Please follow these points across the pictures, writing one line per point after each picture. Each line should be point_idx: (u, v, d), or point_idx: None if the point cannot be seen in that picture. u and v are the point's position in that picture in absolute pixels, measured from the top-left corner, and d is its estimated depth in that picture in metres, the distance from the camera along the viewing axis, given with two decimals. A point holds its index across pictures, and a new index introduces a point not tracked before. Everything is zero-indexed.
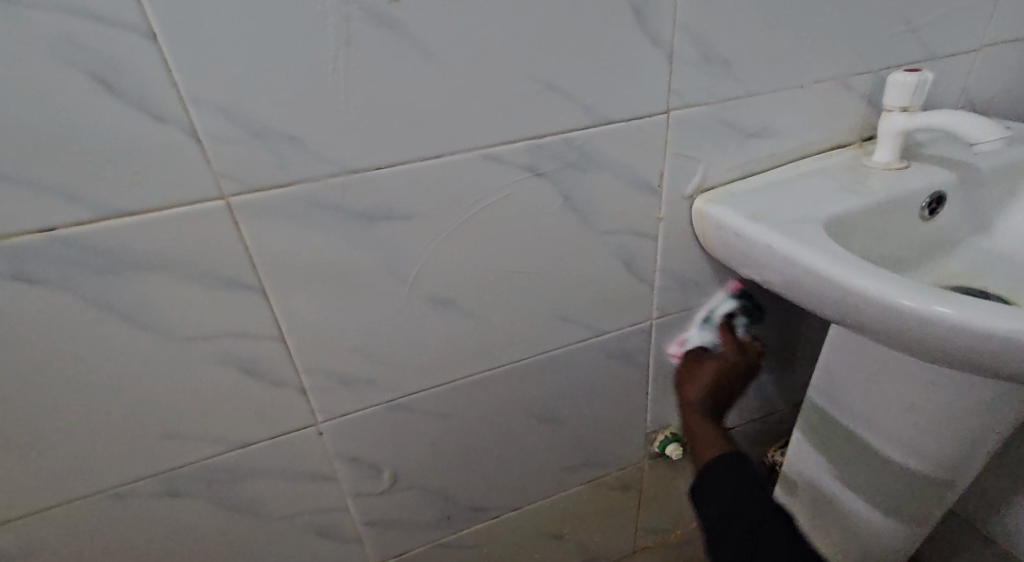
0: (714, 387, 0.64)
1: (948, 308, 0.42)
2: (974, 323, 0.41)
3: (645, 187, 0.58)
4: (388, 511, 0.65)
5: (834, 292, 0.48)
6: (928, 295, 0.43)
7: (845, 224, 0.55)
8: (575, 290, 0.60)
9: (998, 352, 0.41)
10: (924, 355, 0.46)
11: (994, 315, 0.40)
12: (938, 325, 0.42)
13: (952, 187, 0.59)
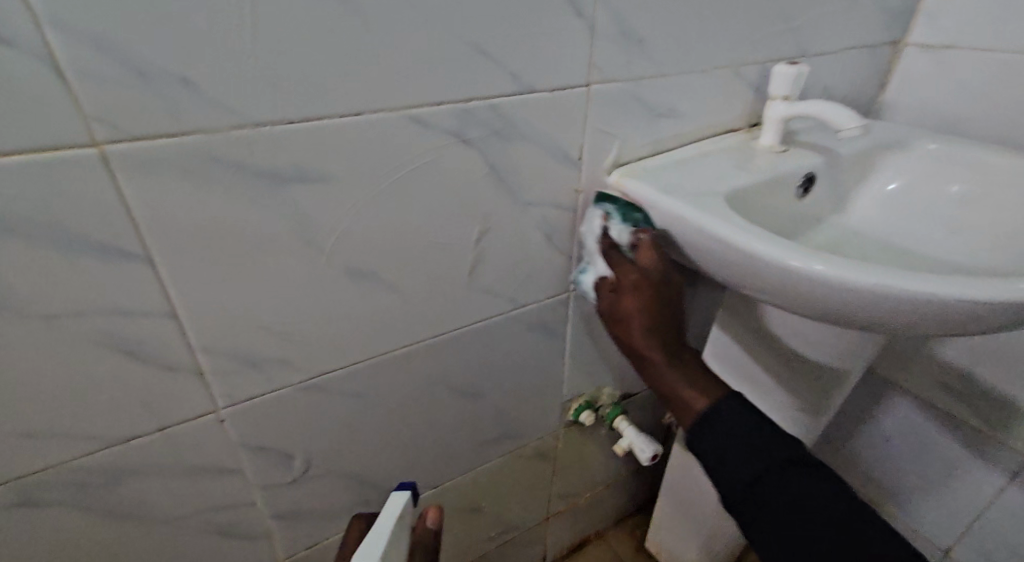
0: (642, 311, 0.57)
1: (823, 265, 0.48)
2: (843, 278, 0.47)
3: (565, 158, 0.59)
4: (302, 500, 0.61)
5: (731, 255, 0.53)
6: (806, 255, 0.48)
7: (739, 198, 0.61)
8: (497, 263, 0.60)
9: (860, 303, 0.48)
10: (802, 309, 0.53)
11: (857, 271, 0.47)
12: (815, 281, 0.48)
13: (821, 169, 0.67)
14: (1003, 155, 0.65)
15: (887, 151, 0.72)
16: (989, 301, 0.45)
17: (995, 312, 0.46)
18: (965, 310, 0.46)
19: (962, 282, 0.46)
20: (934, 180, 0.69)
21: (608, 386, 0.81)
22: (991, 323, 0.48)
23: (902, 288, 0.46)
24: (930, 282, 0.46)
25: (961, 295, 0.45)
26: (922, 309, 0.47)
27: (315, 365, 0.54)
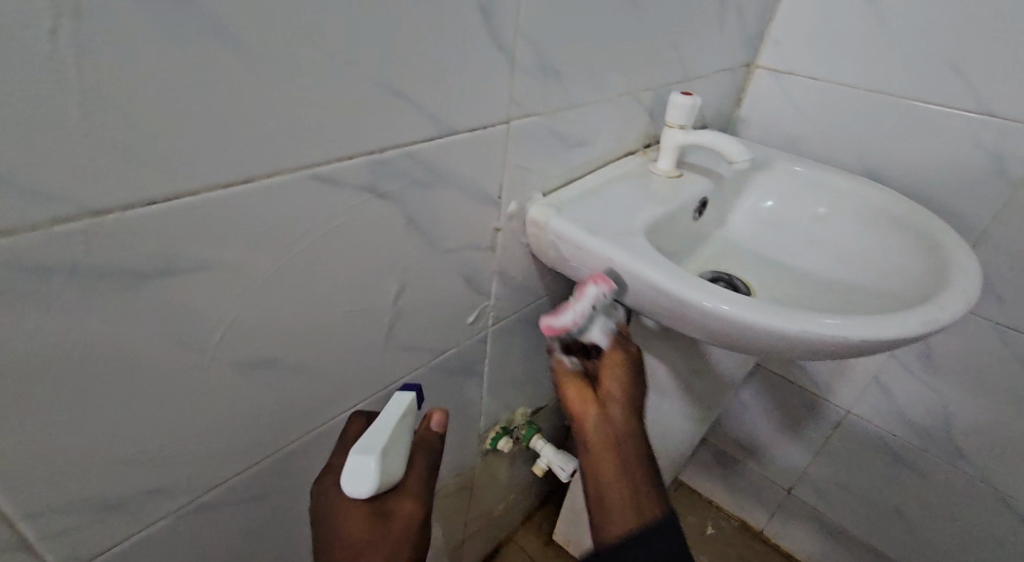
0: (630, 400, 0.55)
1: (730, 306, 0.48)
2: (748, 320, 0.47)
3: (480, 198, 0.53)
4: None
5: (645, 291, 0.53)
6: (715, 295, 0.48)
7: (651, 231, 0.60)
8: (408, 316, 0.54)
9: (772, 343, 0.48)
10: (711, 341, 0.53)
11: (761, 310, 0.47)
12: (724, 320, 0.48)
13: (710, 193, 0.70)
14: (850, 179, 0.72)
15: (755, 172, 0.76)
16: (879, 338, 0.47)
17: (883, 346, 0.48)
18: (859, 346, 0.47)
19: (864, 321, 0.47)
20: (796, 198, 0.75)
21: (512, 404, 0.83)
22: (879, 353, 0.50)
23: (802, 328, 0.46)
24: (826, 320, 0.47)
25: (854, 335, 0.46)
26: (820, 345, 0.48)
27: (206, 481, 0.44)
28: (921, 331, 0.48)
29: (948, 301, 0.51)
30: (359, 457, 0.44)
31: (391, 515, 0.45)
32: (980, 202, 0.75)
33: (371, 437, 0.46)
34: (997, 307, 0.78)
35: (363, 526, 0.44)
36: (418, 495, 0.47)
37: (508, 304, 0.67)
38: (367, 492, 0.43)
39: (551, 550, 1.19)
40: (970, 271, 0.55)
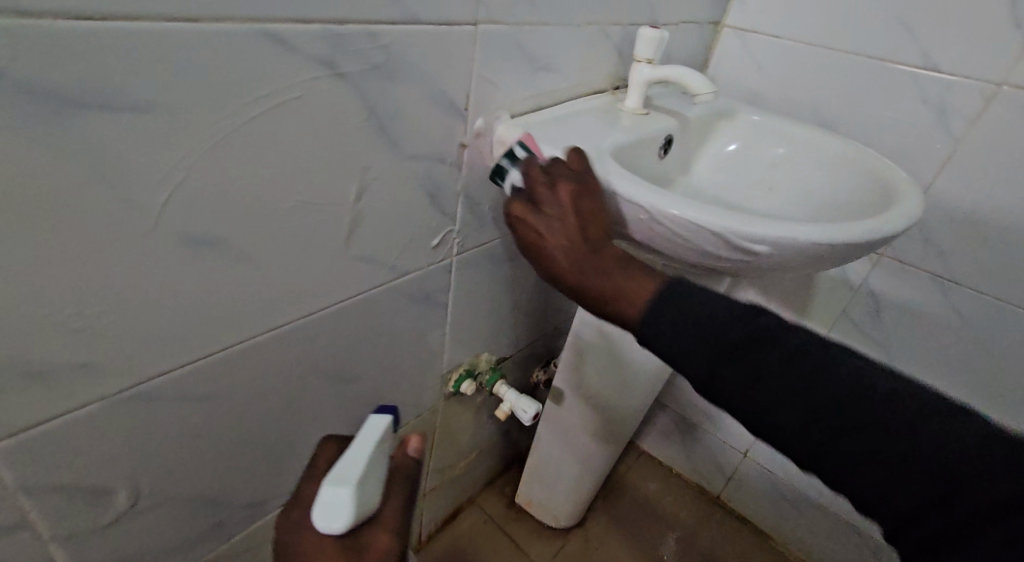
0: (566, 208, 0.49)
1: (702, 214, 0.48)
2: (710, 223, 0.48)
3: (446, 106, 0.52)
4: (126, 535, 0.49)
5: (619, 206, 0.52)
6: (677, 202, 0.49)
7: (617, 156, 0.60)
8: (370, 224, 0.53)
9: (729, 248, 0.49)
10: (679, 253, 0.54)
11: (730, 217, 0.48)
12: (695, 229, 0.49)
13: (676, 131, 0.70)
14: (813, 127, 0.74)
15: (719, 119, 0.77)
16: (836, 242, 0.49)
17: (837, 251, 0.50)
18: (817, 251, 0.49)
19: (815, 226, 0.49)
20: (758, 145, 0.76)
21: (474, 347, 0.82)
22: (834, 260, 0.52)
23: (768, 233, 0.48)
24: (790, 227, 0.48)
25: (815, 237, 0.48)
26: (781, 252, 0.49)
27: (146, 367, 0.42)
28: (869, 237, 0.50)
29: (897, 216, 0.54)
30: (333, 491, 0.47)
31: (363, 549, 0.48)
32: (926, 158, 0.79)
33: (343, 473, 0.49)
34: (939, 260, 0.82)
35: (335, 558, 0.46)
36: (390, 526, 0.50)
37: (472, 234, 0.67)
38: (342, 527, 0.46)
39: (512, 513, 1.19)
40: (915, 198, 0.58)
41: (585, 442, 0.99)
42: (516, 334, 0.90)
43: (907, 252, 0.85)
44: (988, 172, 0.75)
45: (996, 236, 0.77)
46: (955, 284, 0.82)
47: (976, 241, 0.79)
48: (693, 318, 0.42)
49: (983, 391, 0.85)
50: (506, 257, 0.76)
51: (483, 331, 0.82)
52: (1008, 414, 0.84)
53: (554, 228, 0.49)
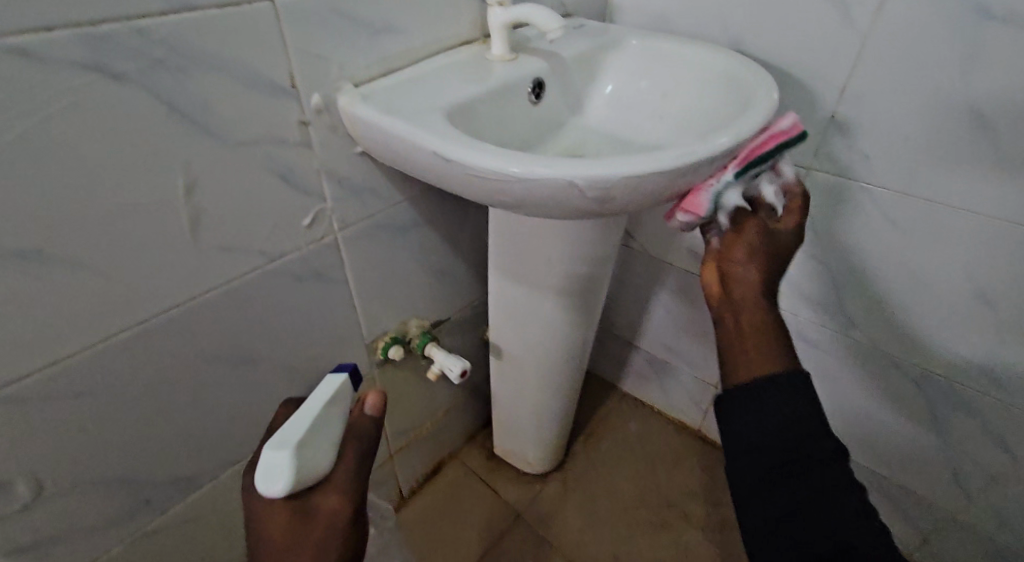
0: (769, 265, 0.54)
1: (520, 168, 0.50)
2: (508, 172, 0.50)
3: (271, 88, 0.53)
4: (42, 512, 0.55)
5: (449, 169, 0.53)
6: (476, 155, 0.51)
7: (466, 110, 0.60)
8: (220, 214, 0.54)
9: (534, 192, 0.51)
10: (517, 207, 0.55)
11: (545, 167, 0.49)
12: (518, 182, 0.50)
13: (548, 74, 0.68)
14: (696, 48, 0.70)
15: (607, 52, 0.74)
16: (650, 173, 0.49)
17: (659, 181, 0.51)
18: (634, 186, 0.50)
19: (613, 162, 0.50)
20: (644, 74, 0.73)
21: (401, 314, 0.85)
22: (664, 191, 0.53)
23: (582, 175, 0.49)
24: (603, 167, 0.49)
25: (627, 173, 0.49)
26: (602, 189, 0.50)
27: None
28: (675, 165, 0.50)
29: (728, 136, 0.53)
30: (271, 457, 0.53)
31: (315, 510, 0.53)
32: (837, 57, 0.73)
33: (286, 440, 0.56)
34: (864, 166, 0.77)
35: (287, 523, 0.52)
36: (342, 488, 0.56)
37: (353, 207, 0.68)
38: (284, 489, 0.52)
39: (491, 463, 1.24)
40: (766, 115, 0.56)
41: (532, 394, 1.00)
42: (446, 296, 0.92)
43: (833, 161, 0.79)
44: (902, 63, 0.68)
45: (917, 131, 0.71)
46: (885, 190, 0.77)
47: (899, 141, 0.73)
48: (780, 430, 0.46)
49: (926, 299, 0.81)
50: (406, 224, 0.77)
51: (404, 297, 0.84)
52: (954, 319, 0.79)
53: (747, 271, 0.54)
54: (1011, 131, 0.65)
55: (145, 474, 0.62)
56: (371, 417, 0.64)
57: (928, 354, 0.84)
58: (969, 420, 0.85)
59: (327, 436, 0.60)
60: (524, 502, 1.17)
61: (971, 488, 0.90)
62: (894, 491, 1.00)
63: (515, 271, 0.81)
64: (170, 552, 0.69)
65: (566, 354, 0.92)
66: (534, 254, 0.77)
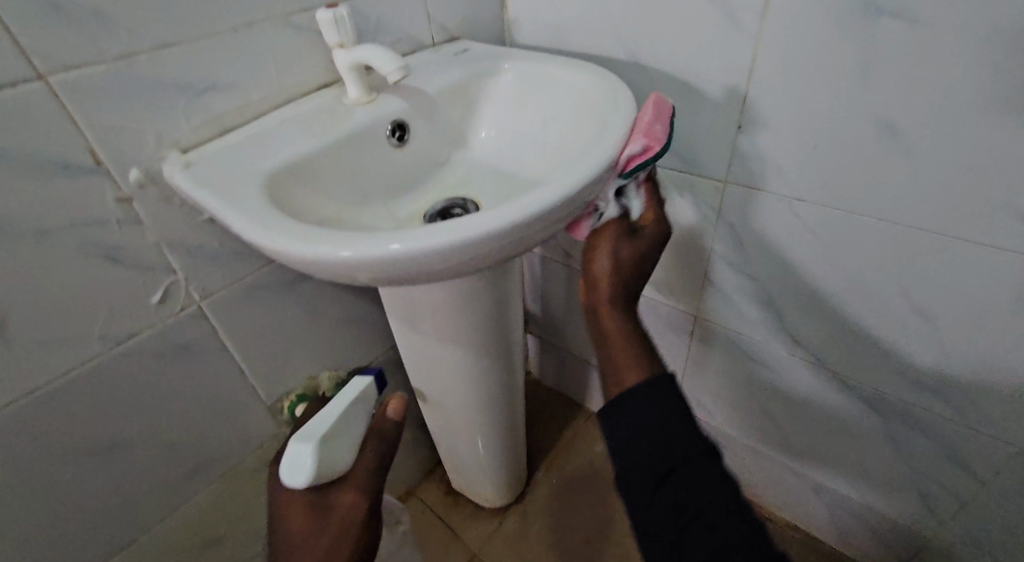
0: (636, 262, 0.56)
1: (352, 251, 0.43)
2: (333, 255, 0.44)
3: (69, 171, 0.49)
4: None
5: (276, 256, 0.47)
6: (293, 234, 0.45)
7: (300, 170, 0.55)
8: (35, 308, 0.51)
9: (366, 271, 0.45)
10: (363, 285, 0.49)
11: (377, 246, 0.43)
12: (350, 265, 0.44)
13: (408, 113, 0.63)
14: (571, 69, 0.64)
15: (481, 81, 0.68)
16: (487, 236, 0.44)
17: (495, 242, 0.45)
18: (474, 251, 0.45)
19: (443, 227, 0.44)
20: (525, 101, 0.68)
21: (314, 370, 0.82)
22: (512, 247, 0.48)
23: (419, 250, 0.43)
24: (438, 237, 0.43)
25: (461, 240, 0.44)
26: (439, 258, 0.45)
27: None
28: (510, 220, 0.44)
29: (574, 175, 0.48)
30: (296, 449, 0.55)
31: (330, 508, 0.56)
32: (734, 64, 0.66)
33: (312, 431, 0.57)
34: (780, 179, 0.70)
35: (305, 514, 0.55)
36: (357, 486, 0.58)
37: (215, 274, 0.64)
38: (305, 481, 0.54)
39: (450, 498, 1.20)
40: (613, 152, 0.51)
41: (470, 438, 0.96)
42: (360, 344, 0.88)
43: (748, 175, 0.73)
44: (798, 68, 0.61)
45: (825, 139, 0.64)
46: (804, 204, 0.70)
47: (808, 150, 0.66)
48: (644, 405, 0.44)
49: (865, 320, 0.74)
50: (292, 281, 0.73)
51: (308, 353, 0.80)
52: (896, 338, 0.72)
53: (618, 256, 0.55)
54: (922, 135, 0.58)
55: None
56: (393, 419, 0.62)
57: (875, 375, 0.77)
58: (926, 441, 0.78)
59: (352, 431, 0.60)
60: (483, 539, 1.12)
61: (940, 511, 0.83)
62: (864, 512, 0.94)
63: (414, 323, 0.76)
64: None
65: (492, 393, 0.87)
66: (427, 305, 0.72)
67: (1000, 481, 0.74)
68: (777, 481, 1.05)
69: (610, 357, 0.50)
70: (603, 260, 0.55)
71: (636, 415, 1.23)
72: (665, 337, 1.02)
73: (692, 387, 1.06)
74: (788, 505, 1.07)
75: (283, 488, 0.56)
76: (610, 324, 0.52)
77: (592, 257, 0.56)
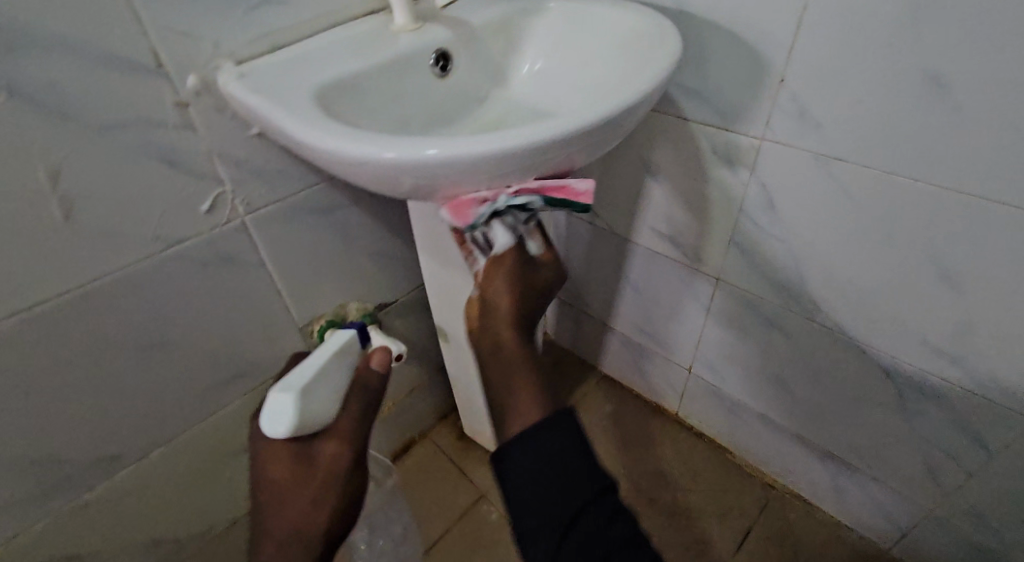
0: (522, 300, 0.55)
1: (395, 153, 0.46)
2: (377, 157, 0.46)
3: (134, 70, 0.51)
4: None
5: (325, 159, 0.50)
6: (340, 136, 0.48)
7: (347, 87, 0.57)
8: (96, 202, 0.54)
9: (405, 176, 0.48)
10: (403, 194, 0.52)
11: (418, 149, 0.45)
12: (392, 168, 0.47)
13: (453, 43, 0.64)
14: (617, 9, 0.64)
15: (525, 18, 0.69)
16: (523, 149, 0.46)
17: (531, 157, 0.47)
18: (510, 163, 0.47)
19: (481, 138, 0.46)
20: (567, 41, 0.68)
21: (345, 299, 0.86)
22: (548, 166, 0.49)
23: (456, 155, 0.45)
24: (476, 146, 0.45)
25: (497, 151, 0.46)
26: (476, 167, 0.47)
27: None
28: (546, 137, 0.46)
29: (614, 100, 0.49)
30: (278, 400, 0.60)
31: (316, 457, 0.61)
32: (781, 15, 0.65)
33: (292, 384, 0.62)
34: (817, 137, 0.70)
35: (290, 464, 0.59)
36: (343, 436, 0.63)
37: (259, 190, 0.66)
38: (287, 430, 0.59)
39: (462, 442, 1.24)
40: (656, 85, 0.52)
41: (487, 379, 0.99)
42: (388, 279, 0.91)
43: (785, 132, 0.72)
44: (846, 20, 0.61)
45: (869, 95, 0.63)
46: (840, 162, 0.70)
47: (850, 106, 0.65)
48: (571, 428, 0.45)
49: (892, 286, 0.74)
50: (328, 207, 0.75)
51: (340, 281, 0.83)
52: (920, 306, 0.73)
53: (507, 290, 0.55)
54: (970, 92, 0.57)
55: (60, 455, 0.64)
56: (376, 371, 0.70)
57: (895, 342, 0.78)
58: (940, 413, 0.78)
59: (335, 384, 0.67)
60: (491, 482, 1.16)
61: (946, 484, 0.84)
62: (867, 482, 0.95)
63: (443, 258, 0.78)
64: (103, 531, 0.72)
65: None
66: (453, 243, 0.73)
67: (1011, 455, 0.75)
68: (784, 449, 1.07)
69: (505, 385, 0.50)
70: (500, 288, 0.55)
71: (650, 377, 1.25)
72: (686, 298, 1.03)
73: (708, 350, 1.07)
74: (793, 473, 1.08)
75: (265, 439, 0.61)
76: (506, 347, 0.52)
77: (489, 284, 0.56)
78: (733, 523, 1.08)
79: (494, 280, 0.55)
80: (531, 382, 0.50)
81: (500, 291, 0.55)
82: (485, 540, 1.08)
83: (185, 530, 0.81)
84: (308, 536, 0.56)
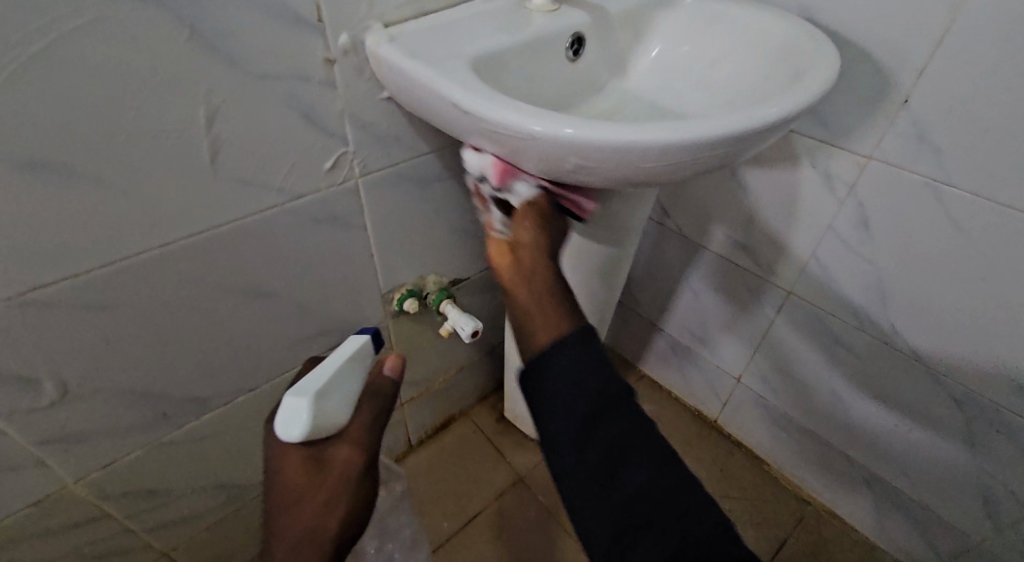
0: (546, 242, 0.55)
1: (540, 127, 0.47)
2: (520, 127, 0.47)
3: (297, 21, 0.52)
4: (71, 417, 0.60)
5: (476, 125, 0.51)
6: (487, 103, 0.49)
7: (493, 62, 0.57)
8: (240, 146, 0.55)
9: (543, 150, 0.49)
10: (534, 169, 0.53)
11: (563, 128, 0.46)
12: (539, 142, 0.48)
13: (589, 28, 0.64)
14: (757, 13, 0.64)
15: (657, 12, 0.69)
16: (670, 144, 0.46)
17: (678, 154, 0.48)
18: (656, 156, 0.47)
19: (630, 127, 0.47)
20: (697, 39, 0.68)
21: (427, 271, 0.87)
22: (689, 166, 0.50)
23: (595, 138, 0.46)
24: (623, 134, 0.46)
25: (642, 142, 0.46)
26: (621, 157, 0.47)
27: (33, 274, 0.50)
28: (694, 137, 0.46)
29: (766, 112, 0.49)
30: (291, 403, 0.56)
31: (327, 460, 0.56)
32: (917, 37, 0.66)
33: (307, 387, 0.59)
34: (931, 162, 0.70)
35: (301, 469, 0.55)
36: (355, 440, 0.58)
37: (377, 154, 0.67)
38: (300, 435, 0.55)
39: (501, 425, 1.25)
40: (816, 95, 0.52)
41: None
42: (467, 256, 0.92)
43: (896, 153, 0.73)
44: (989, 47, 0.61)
45: (998, 124, 0.63)
46: (950, 188, 0.70)
47: (975, 134, 0.65)
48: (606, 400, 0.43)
49: (982, 317, 0.74)
50: (431, 178, 0.76)
51: (426, 253, 0.84)
52: (1008, 337, 0.73)
53: (530, 233, 0.55)
54: None
55: (162, 389, 0.65)
56: (388, 377, 0.65)
57: (974, 373, 0.78)
58: (1010, 445, 0.79)
59: (346, 391, 0.62)
60: (528, 466, 1.18)
61: (1001, 517, 0.85)
62: (915, 509, 0.96)
63: None
64: (182, 469, 0.73)
65: (583, 326, 0.91)
66: None
67: None
68: (827, 468, 1.07)
69: (523, 314, 0.48)
70: (524, 233, 0.55)
71: (694, 382, 1.26)
72: (749, 309, 1.04)
73: (762, 362, 1.08)
74: (833, 492, 1.09)
75: (276, 444, 0.56)
76: (523, 282, 0.51)
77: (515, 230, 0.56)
78: (766, 533, 1.09)
79: (523, 222, 0.56)
80: (559, 299, 0.48)
81: (528, 231, 0.55)
82: (520, 522, 1.09)
83: (251, 479, 0.82)
84: (320, 541, 0.51)
